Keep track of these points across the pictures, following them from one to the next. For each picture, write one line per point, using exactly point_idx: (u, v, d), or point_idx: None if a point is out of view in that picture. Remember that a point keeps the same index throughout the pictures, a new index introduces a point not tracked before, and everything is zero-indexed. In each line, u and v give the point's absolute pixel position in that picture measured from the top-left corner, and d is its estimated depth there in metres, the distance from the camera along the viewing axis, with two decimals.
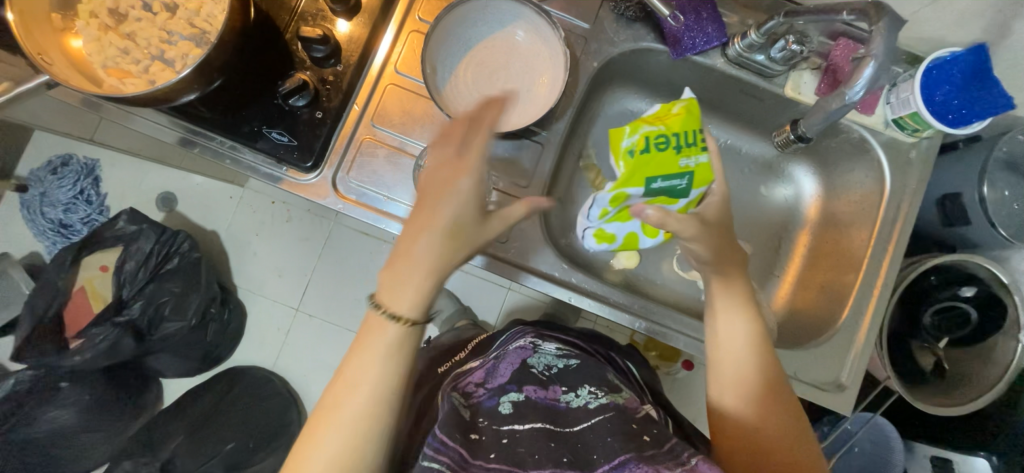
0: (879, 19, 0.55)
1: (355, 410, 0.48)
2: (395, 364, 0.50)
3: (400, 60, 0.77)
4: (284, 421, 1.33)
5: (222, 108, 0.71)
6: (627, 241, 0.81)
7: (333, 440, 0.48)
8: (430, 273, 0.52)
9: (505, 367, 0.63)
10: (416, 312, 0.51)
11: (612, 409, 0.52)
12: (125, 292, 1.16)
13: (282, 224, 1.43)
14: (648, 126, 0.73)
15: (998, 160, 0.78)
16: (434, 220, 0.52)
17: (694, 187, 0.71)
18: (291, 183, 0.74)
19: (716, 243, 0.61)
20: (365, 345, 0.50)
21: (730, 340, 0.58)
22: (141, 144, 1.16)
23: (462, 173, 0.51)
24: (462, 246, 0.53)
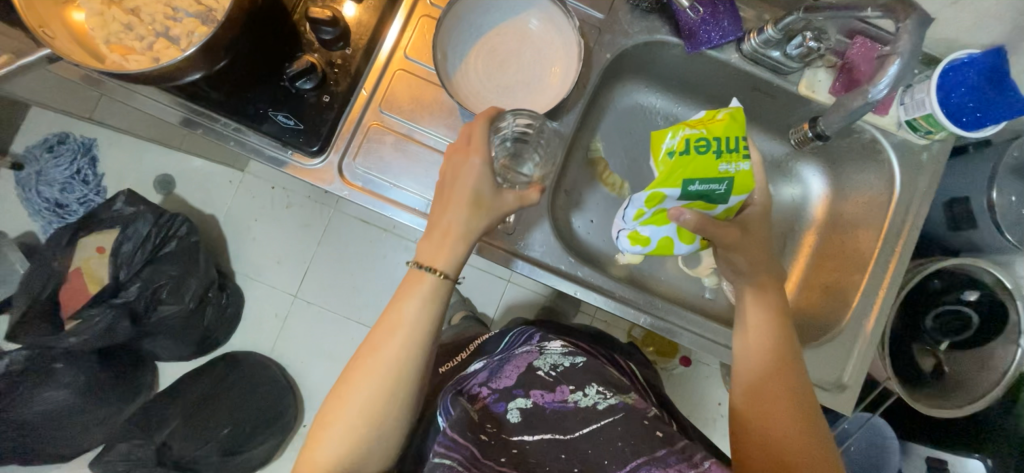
0: (907, 17, 0.54)
1: (391, 361, 0.56)
2: (428, 322, 0.58)
3: (409, 45, 0.75)
4: (280, 407, 1.32)
5: (227, 89, 0.69)
6: (662, 246, 0.73)
7: (369, 381, 0.55)
8: (459, 239, 0.59)
9: (511, 369, 0.63)
10: (450, 270, 0.59)
11: (620, 411, 0.52)
12: (122, 273, 1.13)
13: (282, 209, 1.42)
14: (688, 127, 0.64)
15: (1009, 165, 0.78)
16: (457, 196, 0.59)
17: (739, 193, 0.65)
18: (296, 168, 0.72)
19: (758, 256, 0.65)
20: (405, 300, 0.58)
21: (752, 347, 0.62)
22: (141, 124, 1.14)
23: (471, 152, 0.58)
24: (484, 216, 0.59)
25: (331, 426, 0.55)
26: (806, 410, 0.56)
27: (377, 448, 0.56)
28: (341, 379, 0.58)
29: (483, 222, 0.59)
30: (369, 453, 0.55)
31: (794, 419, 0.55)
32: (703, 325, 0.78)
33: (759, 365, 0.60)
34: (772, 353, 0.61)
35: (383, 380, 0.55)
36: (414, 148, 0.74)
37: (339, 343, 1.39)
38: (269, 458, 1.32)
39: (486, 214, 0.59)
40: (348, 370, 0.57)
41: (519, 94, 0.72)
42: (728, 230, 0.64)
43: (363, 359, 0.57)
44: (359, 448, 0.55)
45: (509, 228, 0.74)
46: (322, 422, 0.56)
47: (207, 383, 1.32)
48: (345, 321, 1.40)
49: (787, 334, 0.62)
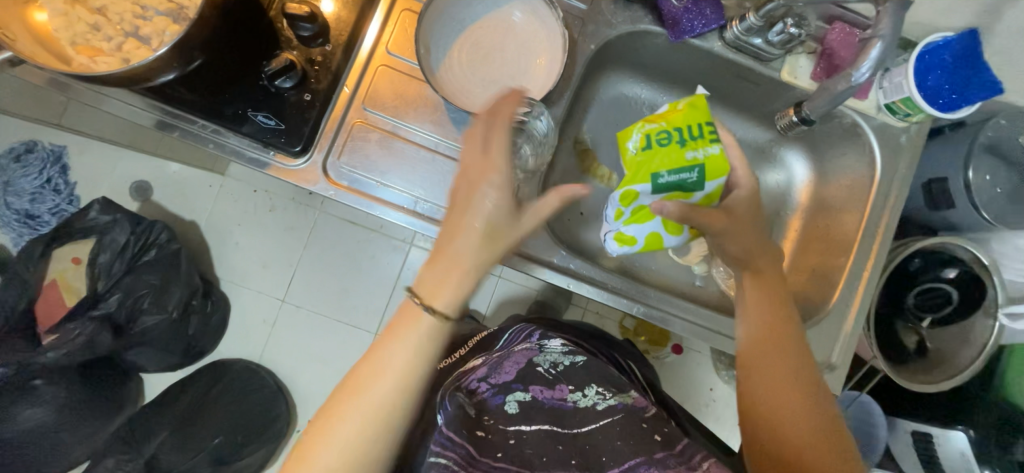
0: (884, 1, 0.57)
1: (379, 401, 0.52)
2: (423, 360, 0.54)
3: (391, 40, 0.73)
4: (272, 414, 1.30)
5: (204, 90, 0.67)
6: (650, 242, 0.74)
7: (358, 411, 0.52)
8: (467, 271, 0.55)
9: (511, 363, 0.64)
10: (450, 310, 0.55)
11: (619, 412, 0.54)
12: (100, 285, 1.12)
13: (265, 213, 1.39)
14: (649, 124, 0.73)
15: (983, 145, 0.80)
16: (470, 221, 0.55)
17: (712, 179, 0.69)
18: (279, 169, 0.70)
19: (749, 241, 0.65)
20: (401, 334, 0.54)
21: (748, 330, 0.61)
22: (114, 130, 1.10)
23: (489, 170, 0.54)
24: (498, 249, 0.56)
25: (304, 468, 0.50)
26: (808, 394, 0.56)
27: None
28: (319, 414, 0.53)
29: (496, 254, 0.56)
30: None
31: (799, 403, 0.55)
32: (695, 313, 0.79)
33: (761, 347, 0.59)
34: (772, 336, 0.60)
35: (369, 421, 0.51)
36: (400, 145, 0.72)
37: (329, 346, 1.36)
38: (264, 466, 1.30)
39: (501, 246, 0.56)
40: (328, 406, 0.53)
41: (505, 88, 0.72)
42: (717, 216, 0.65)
43: (346, 396, 0.52)
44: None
45: None
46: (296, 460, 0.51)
47: (197, 392, 1.30)
48: (336, 324, 1.37)
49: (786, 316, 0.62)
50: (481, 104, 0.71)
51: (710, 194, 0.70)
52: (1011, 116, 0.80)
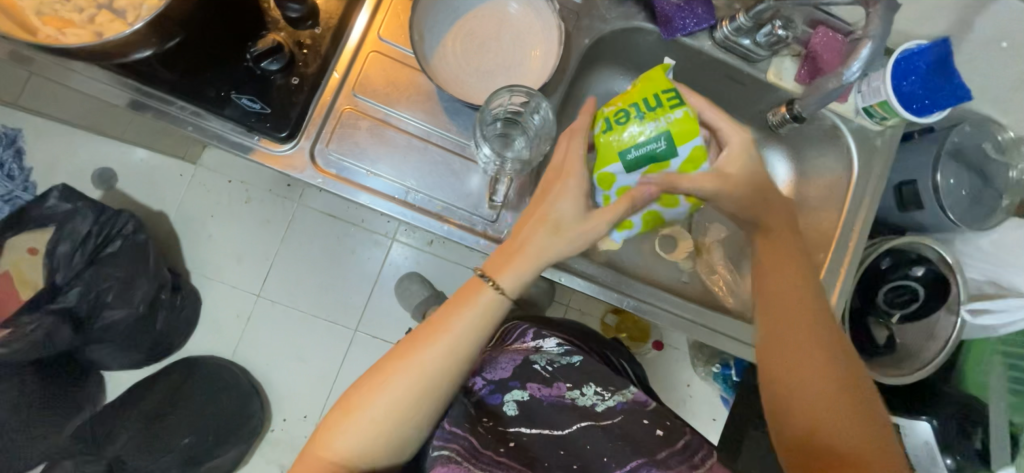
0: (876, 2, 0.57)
1: (430, 371, 0.56)
2: (476, 344, 0.58)
3: (382, 26, 0.71)
4: (246, 412, 1.25)
5: (183, 69, 0.64)
6: (648, 221, 0.69)
7: (401, 382, 0.56)
8: (533, 260, 0.58)
9: (506, 361, 0.68)
10: (511, 289, 0.58)
11: (619, 414, 0.57)
12: (58, 277, 1.06)
13: (241, 204, 1.33)
14: (604, 106, 0.63)
15: (949, 150, 0.84)
16: (547, 214, 0.59)
17: (691, 134, 0.59)
18: (263, 154, 0.67)
19: (745, 197, 0.62)
20: (463, 313, 0.57)
21: (772, 311, 0.60)
22: (80, 111, 1.04)
23: (567, 176, 0.60)
24: (567, 244, 0.59)
25: (353, 414, 0.56)
26: (845, 378, 0.54)
27: (390, 445, 0.56)
28: (372, 368, 0.58)
29: (563, 247, 0.59)
30: (378, 454, 0.56)
31: (836, 387, 0.54)
32: (678, 306, 0.81)
33: (789, 330, 0.58)
34: (801, 318, 0.58)
35: (417, 388, 0.56)
36: (391, 134, 0.71)
37: (306, 343, 1.32)
38: (236, 466, 1.25)
39: (568, 242, 0.59)
40: (382, 364, 0.57)
41: (499, 78, 0.71)
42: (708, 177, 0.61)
43: (401, 360, 0.56)
44: (373, 447, 0.55)
45: (491, 216, 0.72)
46: (345, 405, 0.57)
47: (167, 390, 1.25)
48: (313, 320, 1.33)
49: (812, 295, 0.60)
50: (474, 94, 0.70)
51: (694, 152, 0.60)
52: (974, 123, 0.84)
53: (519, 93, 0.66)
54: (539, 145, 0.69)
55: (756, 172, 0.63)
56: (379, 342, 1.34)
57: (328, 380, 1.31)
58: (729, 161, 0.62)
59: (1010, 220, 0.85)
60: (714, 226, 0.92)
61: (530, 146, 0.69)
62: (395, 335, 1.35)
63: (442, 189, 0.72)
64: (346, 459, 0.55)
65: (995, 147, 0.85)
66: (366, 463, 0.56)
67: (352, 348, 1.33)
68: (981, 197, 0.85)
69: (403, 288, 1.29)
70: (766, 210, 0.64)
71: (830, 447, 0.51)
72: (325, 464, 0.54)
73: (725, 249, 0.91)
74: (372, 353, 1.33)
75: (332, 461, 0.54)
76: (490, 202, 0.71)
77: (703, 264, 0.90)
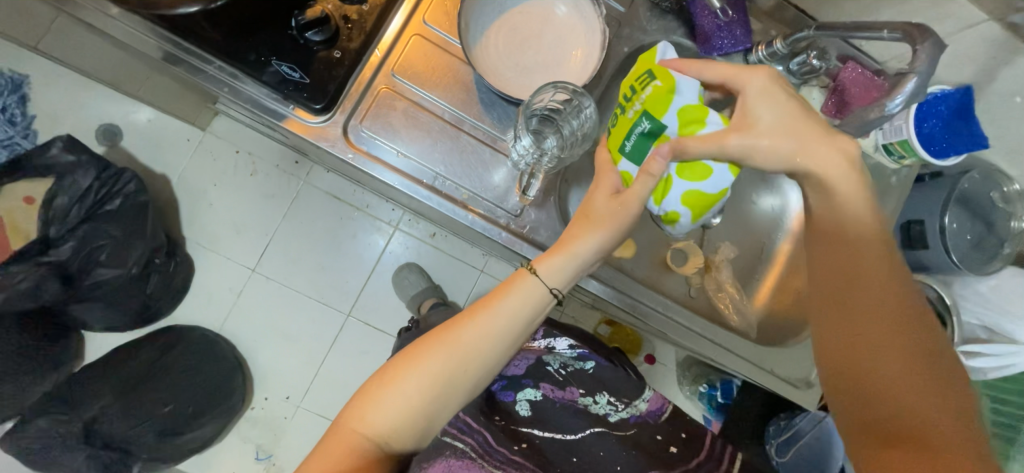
0: (923, 41, 0.56)
1: (473, 351, 0.58)
2: (520, 331, 0.60)
3: (428, 11, 0.72)
4: (228, 388, 1.21)
5: (226, 29, 0.64)
6: (692, 204, 0.65)
7: (435, 359, 0.57)
8: (569, 252, 0.59)
9: (521, 358, 0.74)
10: (548, 280, 0.59)
11: (632, 428, 0.68)
12: (52, 230, 1.01)
13: (246, 176, 1.31)
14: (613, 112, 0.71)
15: (957, 195, 0.87)
16: (587, 209, 0.61)
17: (670, 96, 0.61)
18: (295, 123, 0.67)
19: (785, 145, 0.55)
20: (511, 296, 0.59)
21: (836, 286, 0.55)
22: (101, 64, 1.02)
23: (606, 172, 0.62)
24: (605, 230, 0.59)
25: (389, 388, 0.56)
26: (921, 358, 0.50)
27: (418, 424, 0.56)
28: (412, 345, 0.60)
29: (597, 235, 0.59)
30: (408, 432, 0.56)
31: (915, 378, 0.49)
32: (679, 315, 0.83)
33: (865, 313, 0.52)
34: (882, 301, 0.52)
35: (459, 364, 0.57)
36: (426, 118, 0.71)
37: (296, 323, 1.30)
38: (210, 442, 1.21)
39: (604, 228, 0.59)
40: (423, 340, 0.59)
41: (537, 75, 0.71)
42: (725, 132, 0.57)
43: (444, 337, 0.58)
44: (404, 423, 0.56)
45: (514, 209, 0.73)
46: (381, 378, 0.57)
47: (147, 357, 1.19)
48: (307, 300, 1.31)
49: (897, 277, 0.53)
50: (511, 87, 0.70)
51: (685, 111, 0.61)
52: (982, 172, 0.87)
53: (561, 92, 0.67)
54: (572, 147, 0.69)
55: (792, 116, 0.56)
56: (370, 329, 1.32)
57: (314, 362, 1.29)
58: (751, 104, 0.56)
59: (1006, 268, 0.88)
60: (726, 245, 0.89)
61: (563, 145, 0.69)
62: (386, 324, 1.33)
63: (469, 179, 0.72)
64: (376, 434, 0.55)
65: (1000, 198, 0.87)
66: (395, 441, 0.55)
67: (343, 332, 1.31)
68: (981, 244, 0.88)
69: (401, 278, 1.28)
70: (809, 154, 0.55)
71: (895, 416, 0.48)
72: (356, 437, 0.54)
73: (736, 265, 0.91)
74: (361, 340, 1.32)
75: (362, 435, 0.54)
76: (520, 195, 0.72)
77: (710, 282, 0.88)
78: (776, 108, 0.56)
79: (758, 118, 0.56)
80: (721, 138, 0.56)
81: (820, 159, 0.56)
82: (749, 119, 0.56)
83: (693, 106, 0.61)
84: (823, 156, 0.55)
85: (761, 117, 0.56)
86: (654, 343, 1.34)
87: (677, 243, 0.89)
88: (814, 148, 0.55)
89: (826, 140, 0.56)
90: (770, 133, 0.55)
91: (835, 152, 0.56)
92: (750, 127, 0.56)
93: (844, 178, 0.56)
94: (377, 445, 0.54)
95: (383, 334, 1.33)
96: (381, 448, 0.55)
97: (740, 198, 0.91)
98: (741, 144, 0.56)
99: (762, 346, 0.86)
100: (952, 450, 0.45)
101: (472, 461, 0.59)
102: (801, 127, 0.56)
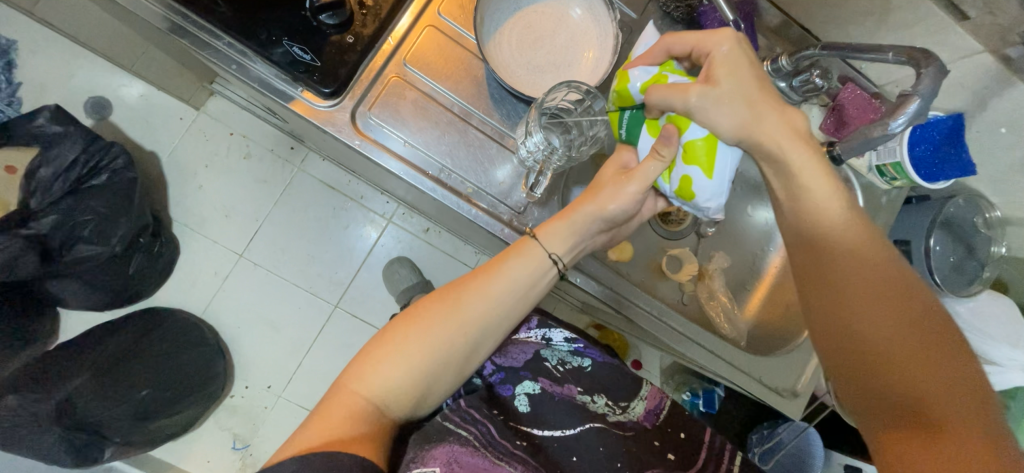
0: (927, 65, 0.55)
1: (470, 316, 0.59)
2: (520, 298, 0.62)
3: (444, 3, 0.72)
4: (209, 374, 1.17)
5: (239, 6, 0.63)
6: (697, 159, 0.55)
7: (436, 322, 0.58)
8: (569, 223, 0.62)
9: (520, 351, 0.77)
10: (551, 246, 0.62)
11: (630, 429, 0.70)
12: (34, 201, 0.95)
13: (238, 159, 1.28)
14: None
15: (944, 218, 0.88)
16: (596, 187, 0.63)
17: (625, 85, 0.60)
18: (302, 105, 0.66)
19: (744, 114, 0.52)
20: (511, 261, 0.61)
21: (829, 268, 0.51)
22: (96, 38, 1.00)
23: (623, 150, 0.65)
24: (604, 202, 0.61)
25: (390, 349, 0.57)
26: (925, 333, 0.46)
27: (415, 385, 0.57)
28: (411, 308, 0.60)
29: (595, 203, 0.61)
30: (407, 395, 0.57)
31: (920, 352, 0.46)
32: (670, 319, 0.84)
33: (859, 291, 0.49)
34: (874, 275, 0.49)
35: (456, 328, 0.58)
36: (434, 109, 0.71)
37: (281, 311, 1.27)
38: (186, 431, 1.17)
39: (603, 200, 0.61)
40: (421, 305, 0.60)
41: (548, 75, 0.72)
42: (689, 84, 0.53)
43: (444, 300, 0.60)
44: (402, 386, 0.56)
45: (518, 206, 0.73)
46: (380, 340, 0.58)
47: (129, 335, 1.14)
48: (294, 288, 1.28)
49: (874, 250, 0.50)
50: (522, 85, 0.70)
51: (645, 87, 0.58)
52: (968, 197, 0.89)
53: (571, 89, 0.67)
54: (580, 151, 0.70)
55: (749, 86, 0.52)
56: (357, 321, 1.31)
57: (298, 352, 1.27)
58: (720, 63, 0.53)
59: (985, 291, 0.89)
60: (719, 254, 0.91)
61: (570, 146, 0.70)
62: (374, 317, 1.31)
63: (474, 173, 0.72)
64: (374, 396, 0.55)
65: (983, 223, 0.89)
66: (393, 403, 0.56)
67: (329, 323, 1.29)
68: (965, 266, 0.89)
69: (391, 272, 1.26)
70: (757, 122, 0.52)
71: (904, 393, 0.46)
72: (355, 398, 0.55)
73: (730, 274, 0.93)
74: (347, 332, 1.30)
75: (364, 394, 0.55)
76: (526, 192, 0.72)
77: (702, 289, 0.89)
78: (741, 75, 0.52)
79: (718, 99, 0.52)
80: (683, 88, 0.53)
81: (771, 130, 0.52)
82: (715, 79, 0.53)
83: (651, 79, 0.58)
84: (771, 128, 0.52)
85: (726, 80, 0.52)
86: (640, 348, 1.36)
87: (673, 250, 0.89)
88: (765, 118, 0.52)
89: (775, 108, 0.53)
90: (731, 98, 0.52)
91: (785, 126, 0.52)
92: (715, 84, 0.52)
93: (799, 147, 0.52)
94: (376, 406, 0.55)
95: (371, 327, 1.31)
96: (379, 410, 0.55)
97: (730, 210, 0.92)
98: (701, 100, 0.52)
99: (751, 355, 0.87)
100: (957, 422, 0.43)
101: (475, 449, 0.59)
102: (761, 97, 0.53)
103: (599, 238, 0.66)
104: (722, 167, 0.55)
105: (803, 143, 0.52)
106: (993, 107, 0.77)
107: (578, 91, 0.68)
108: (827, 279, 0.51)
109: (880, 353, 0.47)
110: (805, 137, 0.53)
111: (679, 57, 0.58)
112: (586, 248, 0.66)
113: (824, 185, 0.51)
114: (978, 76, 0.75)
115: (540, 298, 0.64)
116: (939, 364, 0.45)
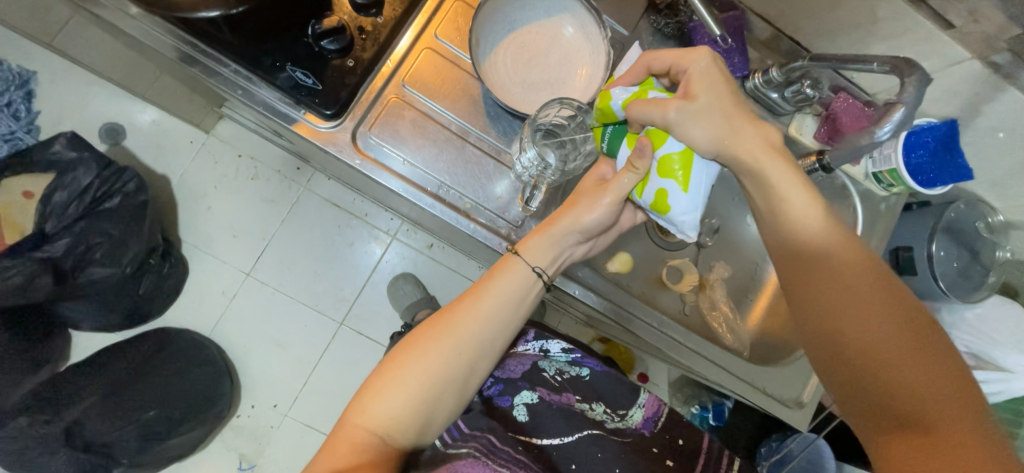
0: (909, 73, 0.56)
1: (463, 337, 0.60)
2: (512, 313, 0.62)
3: (441, 26, 0.75)
4: (215, 393, 1.17)
5: (245, 34, 0.66)
6: (672, 173, 0.56)
7: (430, 347, 0.59)
8: (547, 236, 0.62)
9: (517, 363, 0.77)
10: (540, 261, 0.63)
11: (631, 436, 0.70)
12: (48, 225, 0.98)
13: (246, 180, 1.31)
14: None
15: (944, 224, 0.88)
16: (573, 201, 0.64)
17: (607, 102, 0.61)
18: (304, 127, 0.69)
19: (718, 131, 0.54)
20: (499, 278, 0.62)
21: (813, 278, 0.52)
22: (111, 67, 1.05)
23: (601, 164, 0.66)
24: (581, 213, 0.62)
25: (389, 380, 0.58)
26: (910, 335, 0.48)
27: (418, 412, 0.57)
28: (406, 337, 0.61)
29: (572, 215, 0.62)
30: (410, 423, 0.57)
31: (907, 355, 0.47)
32: (671, 330, 0.84)
33: (844, 300, 0.50)
34: (856, 282, 0.50)
35: (451, 349, 0.59)
36: (432, 128, 0.73)
37: (287, 329, 1.28)
38: (193, 451, 1.17)
39: (580, 210, 0.62)
40: (416, 334, 0.61)
41: (542, 92, 0.74)
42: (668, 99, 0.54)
43: (437, 324, 0.60)
44: (405, 414, 0.57)
45: (516, 220, 0.74)
46: (379, 372, 0.59)
47: (138, 356, 1.16)
48: (299, 306, 1.30)
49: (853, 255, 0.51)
50: (517, 102, 0.72)
51: (626, 103, 0.59)
52: (969, 201, 0.88)
53: (565, 103, 0.69)
54: (575, 164, 0.72)
55: (725, 101, 0.54)
56: (362, 338, 1.31)
57: (304, 370, 1.28)
58: (696, 79, 0.55)
59: (993, 297, 0.88)
60: (719, 264, 0.92)
61: (564, 160, 0.72)
62: (379, 334, 1.32)
63: (472, 188, 0.73)
64: (378, 428, 0.56)
65: (985, 228, 0.88)
66: (398, 432, 0.57)
67: (335, 340, 1.30)
68: (969, 272, 0.88)
69: (396, 288, 1.27)
70: (731, 138, 0.54)
71: (897, 398, 0.47)
72: (359, 431, 0.55)
73: (731, 284, 0.93)
74: (353, 349, 1.30)
75: (368, 427, 0.55)
76: (523, 206, 0.74)
77: (705, 299, 0.90)
78: (716, 90, 0.54)
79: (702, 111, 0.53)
80: (662, 103, 0.54)
81: (747, 144, 0.54)
82: (693, 94, 0.55)
83: (631, 96, 0.59)
84: (747, 142, 0.54)
85: (703, 94, 0.54)
86: (647, 361, 1.34)
87: (673, 260, 0.90)
88: (739, 132, 0.54)
89: (751, 123, 0.54)
90: (709, 112, 0.54)
91: (759, 140, 0.54)
92: (693, 99, 0.54)
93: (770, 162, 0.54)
94: (381, 437, 0.56)
95: (376, 343, 1.32)
96: (384, 441, 0.56)
97: (729, 219, 0.93)
98: (680, 114, 0.53)
99: (753, 365, 0.87)
100: (948, 422, 0.44)
101: (477, 460, 0.59)
102: (735, 112, 0.54)
103: (579, 250, 0.67)
104: (698, 181, 0.56)
105: (777, 155, 0.54)
106: (987, 112, 0.77)
107: (572, 106, 0.69)
108: (812, 288, 0.52)
109: (869, 360, 0.48)
110: (778, 151, 0.54)
111: (657, 74, 0.61)
112: (567, 260, 0.67)
113: (802, 192, 0.53)
114: (968, 81, 0.75)
115: (531, 310, 0.65)
116: (925, 365, 0.46)
